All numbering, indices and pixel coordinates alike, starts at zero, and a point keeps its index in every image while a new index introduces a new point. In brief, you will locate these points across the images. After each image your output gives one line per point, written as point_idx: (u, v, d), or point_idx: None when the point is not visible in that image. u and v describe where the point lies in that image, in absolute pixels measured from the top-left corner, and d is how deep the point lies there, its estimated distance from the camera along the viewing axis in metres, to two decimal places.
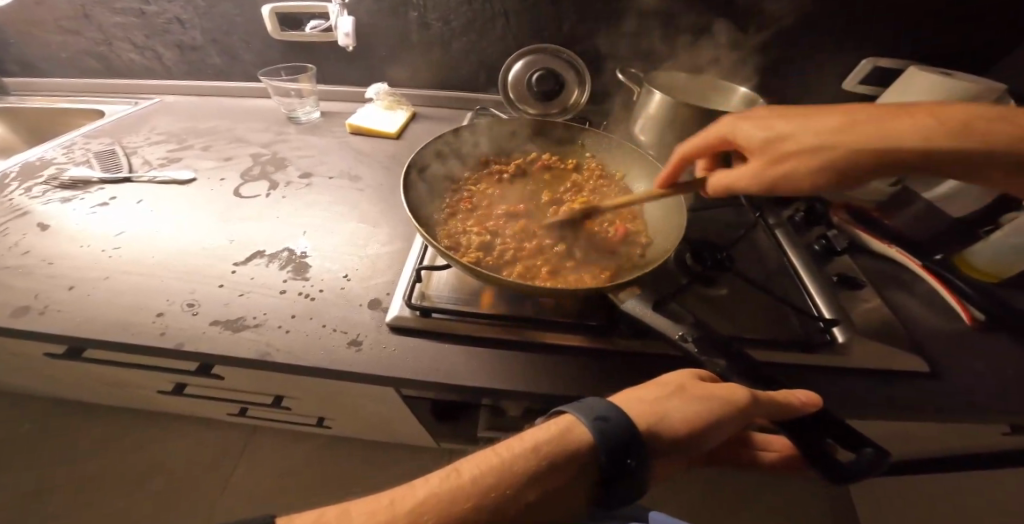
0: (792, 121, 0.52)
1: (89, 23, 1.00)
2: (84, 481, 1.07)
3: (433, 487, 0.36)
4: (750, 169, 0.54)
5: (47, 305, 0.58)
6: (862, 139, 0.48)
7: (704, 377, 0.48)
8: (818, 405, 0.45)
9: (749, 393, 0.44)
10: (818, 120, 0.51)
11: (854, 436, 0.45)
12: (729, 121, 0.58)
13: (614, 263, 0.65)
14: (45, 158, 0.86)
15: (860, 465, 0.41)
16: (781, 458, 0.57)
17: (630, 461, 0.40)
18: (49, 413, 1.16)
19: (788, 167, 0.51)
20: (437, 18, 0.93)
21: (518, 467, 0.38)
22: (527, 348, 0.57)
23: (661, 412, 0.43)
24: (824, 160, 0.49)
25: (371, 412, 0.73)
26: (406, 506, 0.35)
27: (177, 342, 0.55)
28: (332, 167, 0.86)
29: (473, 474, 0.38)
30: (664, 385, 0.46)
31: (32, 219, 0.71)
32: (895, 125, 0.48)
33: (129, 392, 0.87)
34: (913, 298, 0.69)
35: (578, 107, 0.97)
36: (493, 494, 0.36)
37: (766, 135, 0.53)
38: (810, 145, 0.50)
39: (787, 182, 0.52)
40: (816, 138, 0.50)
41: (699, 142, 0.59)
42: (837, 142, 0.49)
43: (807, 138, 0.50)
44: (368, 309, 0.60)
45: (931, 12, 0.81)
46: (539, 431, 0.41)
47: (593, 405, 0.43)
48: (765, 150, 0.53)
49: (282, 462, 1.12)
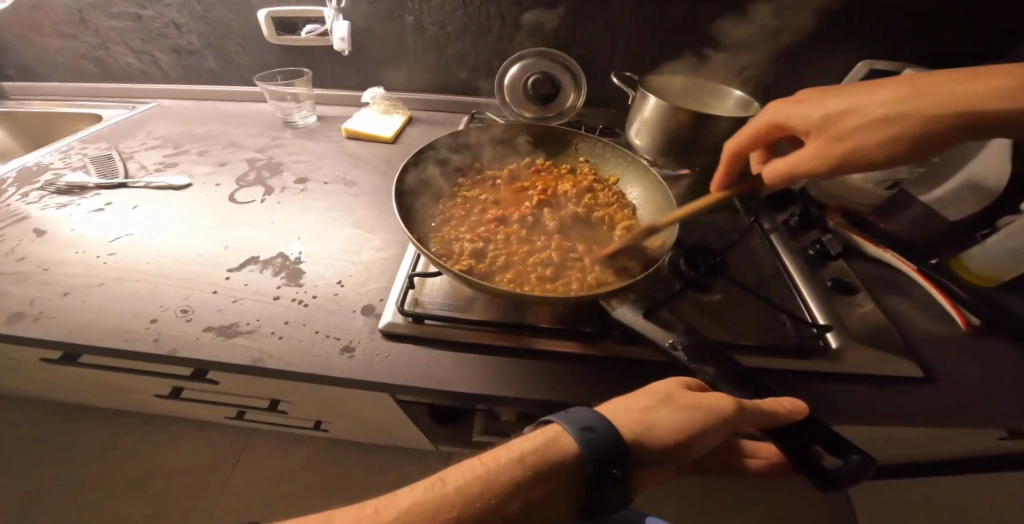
0: (848, 97, 0.52)
1: (86, 27, 1.01)
2: (83, 484, 1.07)
3: (417, 497, 0.37)
4: (810, 152, 0.53)
5: (41, 311, 0.58)
6: (938, 105, 0.48)
7: (692, 386, 0.48)
8: (803, 414, 0.45)
9: (734, 402, 0.44)
10: (881, 93, 0.50)
11: (840, 442, 0.45)
12: (774, 108, 0.57)
13: (605, 269, 0.65)
14: (42, 163, 0.86)
15: (841, 474, 0.41)
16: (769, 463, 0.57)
17: (616, 471, 0.40)
18: (47, 416, 1.16)
19: (857, 144, 0.51)
20: (432, 22, 0.93)
21: (503, 477, 0.38)
22: (519, 355, 0.57)
23: (649, 421, 0.43)
24: (896, 133, 0.49)
25: (366, 417, 0.73)
26: (388, 515, 0.36)
27: (170, 348, 0.55)
28: (328, 172, 0.87)
29: (456, 486, 0.38)
30: (652, 394, 0.46)
31: (28, 225, 0.71)
32: (920, 93, 0.49)
33: (126, 396, 0.87)
34: (909, 303, 0.69)
35: (574, 111, 0.97)
36: (476, 505, 0.37)
37: (824, 114, 0.53)
38: (880, 117, 0.50)
39: (857, 158, 0.51)
40: (881, 110, 0.50)
41: (742, 136, 0.60)
42: (914, 110, 0.48)
43: (873, 110, 0.50)
44: (360, 315, 0.60)
45: (925, 14, 0.81)
46: (525, 440, 0.41)
47: (580, 414, 0.42)
48: (827, 128, 0.52)
49: (280, 466, 1.12)
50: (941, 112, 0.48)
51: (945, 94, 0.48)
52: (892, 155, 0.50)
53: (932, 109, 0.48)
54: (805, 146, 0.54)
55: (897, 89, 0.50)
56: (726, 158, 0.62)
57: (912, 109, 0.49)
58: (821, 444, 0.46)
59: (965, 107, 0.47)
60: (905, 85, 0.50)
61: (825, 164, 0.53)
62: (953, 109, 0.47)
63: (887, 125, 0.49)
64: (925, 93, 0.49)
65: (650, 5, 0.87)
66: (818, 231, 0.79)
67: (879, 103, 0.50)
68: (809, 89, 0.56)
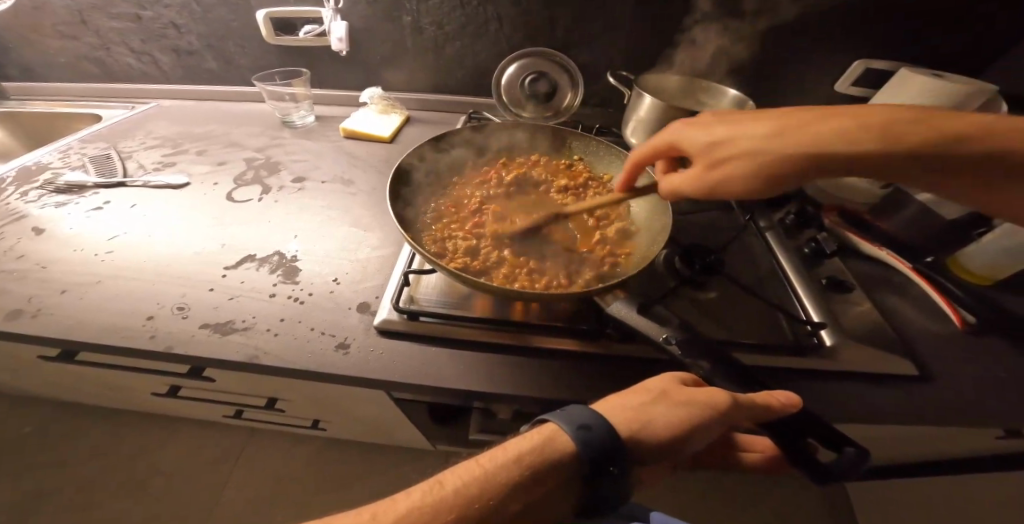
0: (729, 126, 0.52)
1: (86, 28, 1.01)
2: (82, 482, 1.08)
3: (415, 501, 0.37)
4: (690, 178, 0.54)
5: (39, 308, 0.59)
6: (797, 144, 0.48)
7: (687, 381, 0.48)
8: (798, 407, 0.44)
9: (729, 397, 0.44)
10: (756, 126, 0.50)
11: (836, 437, 0.45)
12: (675, 127, 0.57)
13: (597, 266, 0.65)
14: (41, 163, 0.86)
15: (836, 468, 0.42)
16: (765, 457, 0.57)
17: (612, 469, 0.40)
18: (47, 415, 1.16)
19: (725, 176, 0.51)
20: (430, 22, 0.94)
21: (501, 479, 0.38)
22: (515, 351, 0.57)
23: (644, 418, 0.43)
24: (759, 166, 0.49)
25: (363, 415, 0.74)
26: (388, 519, 0.36)
27: (167, 344, 0.55)
28: (326, 171, 0.87)
29: (454, 488, 0.38)
30: (647, 390, 0.46)
31: (27, 223, 0.72)
32: (782, 128, 0.49)
33: (125, 395, 0.87)
34: (906, 302, 0.69)
35: (571, 111, 0.97)
36: (475, 506, 0.37)
37: (705, 141, 0.53)
38: (744, 150, 0.50)
39: (724, 188, 0.52)
40: (752, 143, 0.50)
41: (643, 147, 0.60)
42: (776, 146, 0.49)
43: (745, 143, 0.50)
44: (356, 312, 0.60)
45: (922, 14, 0.81)
46: (521, 441, 0.41)
47: (577, 412, 0.42)
48: (706, 156, 0.53)
49: (278, 465, 1.12)
50: (807, 151, 0.48)
51: (822, 128, 0.48)
52: (754, 189, 0.50)
53: (793, 146, 0.48)
54: (685, 174, 0.55)
55: (771, 125, 0.50)
56: (635, 162, 0.62)
57: (774, 146, 0.49)
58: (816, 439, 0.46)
59: (837, 145, 0.47)
60: (779, 121, 0.50)
61: (699, 190, 0.54)
62: (815, 150, 0.47)
63: (749, 159, 0.50)
64: (789, 129, 0.49)
65: (647, 5, 0.88)
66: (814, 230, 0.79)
67: (751, 136, 0.50)
68: (706, 112, 0.55)
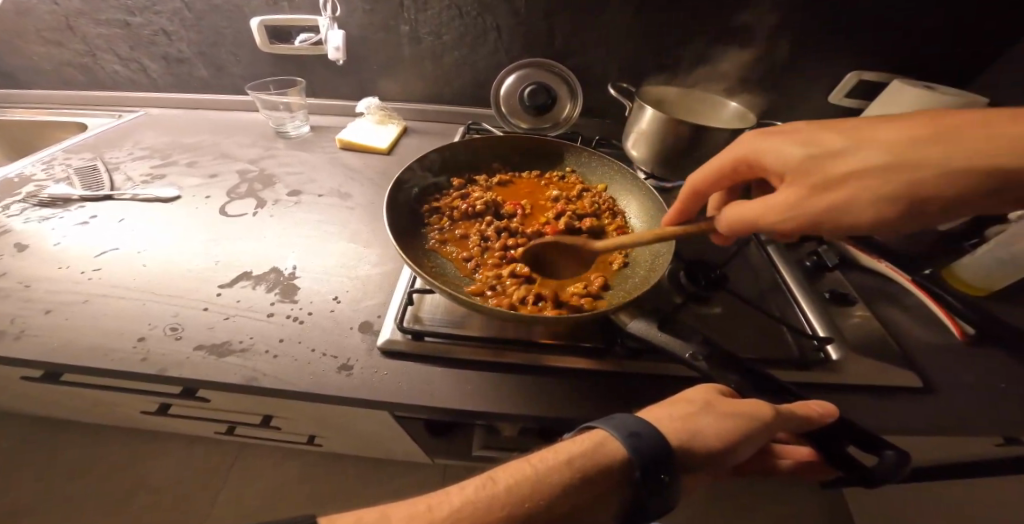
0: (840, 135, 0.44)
1: (72, 34, 0.98)
2: (59, 505, 1.03)
3: (468, 496, 0.36)
4: (779, 200, 0.46)
5: (22, 329, 0.56)
6: (846, 194, 0.43)
7: (723, 392, 0.48)
8: (834, 416, 0.45)
9: (772, 409, 0.44)
10: (829, 157, 0.44)
11: (876, 440, 0.45)
12: (752, 139, 0.51)
13: (598, 283, 0.64)
14: (24, 175, 0.83)
15: (879, 470, 0.42)
16: (797, 465, 0.53)
17: (664, 476, 0.39)
18: (24, 436, 1.11)
19: (825, 210, 0.44)
20: (428, 32, 0.93)
21: (551, 481, 0.37)
22: (521, 372, 0.56)
23: (694, 427, 0.43)
24: (823, 207, 0.44)
25: (362, 432, 0.71)
26: (443, 512, 0.35)
27: (159, 367, 0.53)
28: (322, 185, 0.85)
29: (506, 485, 0.37)
30: (692, 401, 0.45)
31: (9, 239, 0.69)
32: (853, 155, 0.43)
33: (112, 412, 0.84)
34: (905, 313, 0.69)
35: (570, 122, 0.97)
36: (526, 505, 0.36)
37: (781, 168, 0.47)
38: (815, 186, 0.44)
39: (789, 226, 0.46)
40: (879, 158, 0.42)
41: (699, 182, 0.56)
42: (908, 164, 0.41)
43: (820, 177, 0.44)
44: (358, 332, 0.59)
45: (910, 29, 0.83)
46: (573, 444, 0.40)
47: (626, 420, 0.42)
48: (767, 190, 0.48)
49: (270, 482, 1.09)
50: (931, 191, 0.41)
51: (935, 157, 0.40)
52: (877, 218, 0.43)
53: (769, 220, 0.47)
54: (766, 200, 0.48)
55: (847, 159, 0.44)
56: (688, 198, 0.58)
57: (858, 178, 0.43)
58: (852, 444, 0.47)
59: (990, 155, 0.39)
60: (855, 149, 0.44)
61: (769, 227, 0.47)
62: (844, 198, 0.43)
63: (830, 194, 0.44)
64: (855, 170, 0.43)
65: (646, 16, 0.88)
66: (813, 243, 0.80)
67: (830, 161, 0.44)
68: (802, 120, 0.48)
